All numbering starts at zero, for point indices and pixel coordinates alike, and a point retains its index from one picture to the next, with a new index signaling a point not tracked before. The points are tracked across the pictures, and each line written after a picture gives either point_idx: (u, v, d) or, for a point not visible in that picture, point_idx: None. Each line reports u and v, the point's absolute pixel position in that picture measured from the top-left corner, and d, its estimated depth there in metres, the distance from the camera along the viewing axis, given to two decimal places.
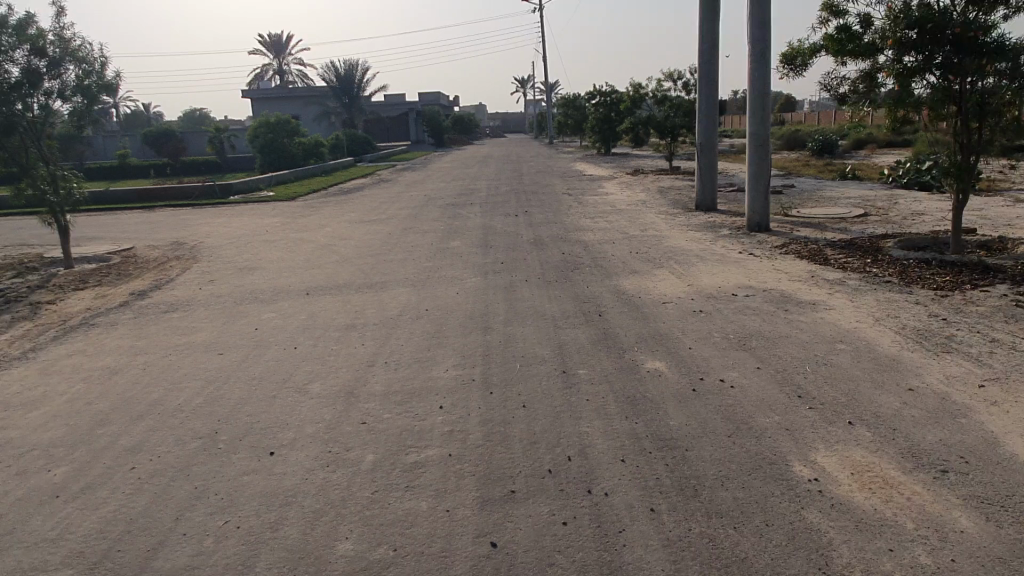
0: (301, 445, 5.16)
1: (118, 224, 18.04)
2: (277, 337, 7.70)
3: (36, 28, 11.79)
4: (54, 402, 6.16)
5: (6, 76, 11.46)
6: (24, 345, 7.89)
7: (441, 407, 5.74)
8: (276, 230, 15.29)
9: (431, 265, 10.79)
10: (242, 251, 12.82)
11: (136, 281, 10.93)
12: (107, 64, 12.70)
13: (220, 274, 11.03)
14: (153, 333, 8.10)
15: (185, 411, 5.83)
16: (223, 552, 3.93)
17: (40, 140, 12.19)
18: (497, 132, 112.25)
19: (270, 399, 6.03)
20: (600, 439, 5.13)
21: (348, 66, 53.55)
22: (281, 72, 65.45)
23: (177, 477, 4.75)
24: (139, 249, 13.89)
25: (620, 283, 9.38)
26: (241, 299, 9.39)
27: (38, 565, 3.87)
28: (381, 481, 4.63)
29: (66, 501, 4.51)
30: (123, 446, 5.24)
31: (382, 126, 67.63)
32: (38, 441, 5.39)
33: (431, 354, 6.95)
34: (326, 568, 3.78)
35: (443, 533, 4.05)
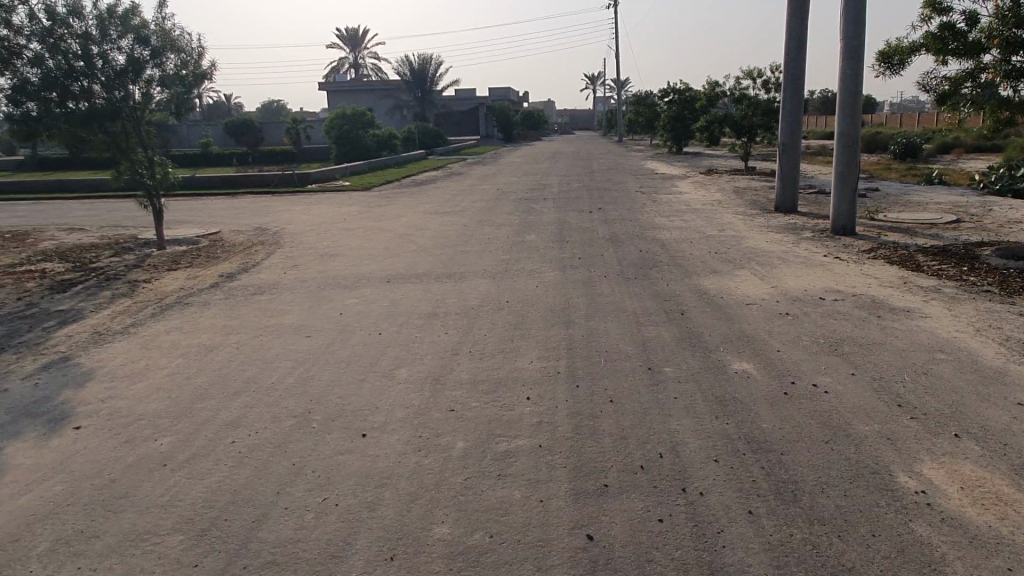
0: (393, 428, 5.24)
1: (204, 209, 18.76)
2: (362, 322, 7.87)
3: (140, 18, 12.27)
4: (154, 376, 6.42)
5: (112, 63, 12.00)
6: (125, 321, 8.28)
7: (528, 398, 5.74)
8: (353, 218, 15.59)
9: (509, 259, 10.80)
10: (323, 239, 13.13)
11: (225, 263, 11.33)
12: (202, 55, 13.28)
13: (304, 260, 11.32)
14: (245, 314, 8.39)
15: (278, 390, 6.02)
16: (324, 528, 4.02)
17: (140, 125, 12.83)
18: (564, 128, 112.27)
19: (359, 382, 6.15)
20: (691, 439, 5.03)
21: (421, 60, 54.10)
22: (356, 67, 66.57)
23: (276, 454, 4.89)
24: (225, 233, 14.37)
25: (701, 282, 9.22)
26: (323, 285, 9.59)
27: (151, 529, 4.03)
28: (472, 467, 4.67)
29: (173, 470, 4.69)
30: (224, 420, 5.44)
31: (451, 121, 68.35)
32: (145, 411, 5.64)
33: (515, 346, 6.97)
34: (425, 550, 3.82)
35: (539, 522, 4.05)
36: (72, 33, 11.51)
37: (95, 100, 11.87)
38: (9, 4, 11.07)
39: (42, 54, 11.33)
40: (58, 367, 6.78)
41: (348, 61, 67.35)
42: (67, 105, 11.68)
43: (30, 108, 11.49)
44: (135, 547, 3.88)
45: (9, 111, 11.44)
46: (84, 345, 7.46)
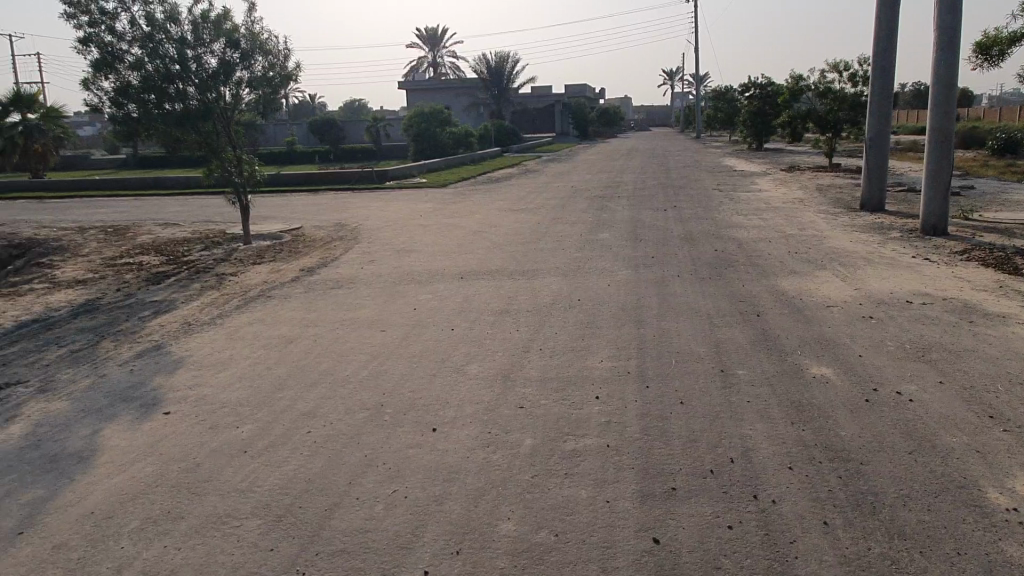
0: (462, 423, 5.32)
1: (288, 205, 19.46)
2: (435, 318, 8.00)
3: (232, 22, 12.78)
4: (237, 366, 6.72)
5: (205, 66, 12.57)
6: (213, 312, 8.68)
7: (597, 397, 5.72)
8: (429, 215, 15.85)
9: (581, 256, 10.77)
10: (399, 235, 13.41)
11: (306, 258, 11.72)
12: (288, 56, 13.71)
13: (380, 255, 11.59)
14: (324, 307, 8.67)
15: (354, 382, 6.20)
16: (393, 520, 4.11)
17: (230, 125, 13.40)
18: (640, 124, 110.85)
19: (430, 377, 6.26)
20: (765, 445, 4.90)
21: (498, 57, 54.33)
22: (434, 66, 67.52)
23: (349, 445, 5.04)
24: (307, 229, 14.86)
25: (779, 283, 8.95)
26: (398, 280, 9.80)
27: (231, 512, 4.23)
28: (540, 465, 4.69)
29: (252, 457, 4.91)
30: (301, 410, 5.64)
31: (527, 118, 68.50)
32: (228, 399, 5.91)
33: (585, 344, 6.95)
34: (491, 546, 3.86)
35: (604, 523, 4.03)
36: (169, 38, 12.10)
37: (189, 102, 12.46)
38: (112, 11, 11.73)
39: (141, 58, 11.97)
40: (151, 355, 7.18)
41: (426, 59, 68.37)
42: (164, 107, 12.32)
43: (131, 110, 12.19)
44: (216, 529, 4.07)
45: (111, 113, 12.17)
46: (175, 334, 7.87)
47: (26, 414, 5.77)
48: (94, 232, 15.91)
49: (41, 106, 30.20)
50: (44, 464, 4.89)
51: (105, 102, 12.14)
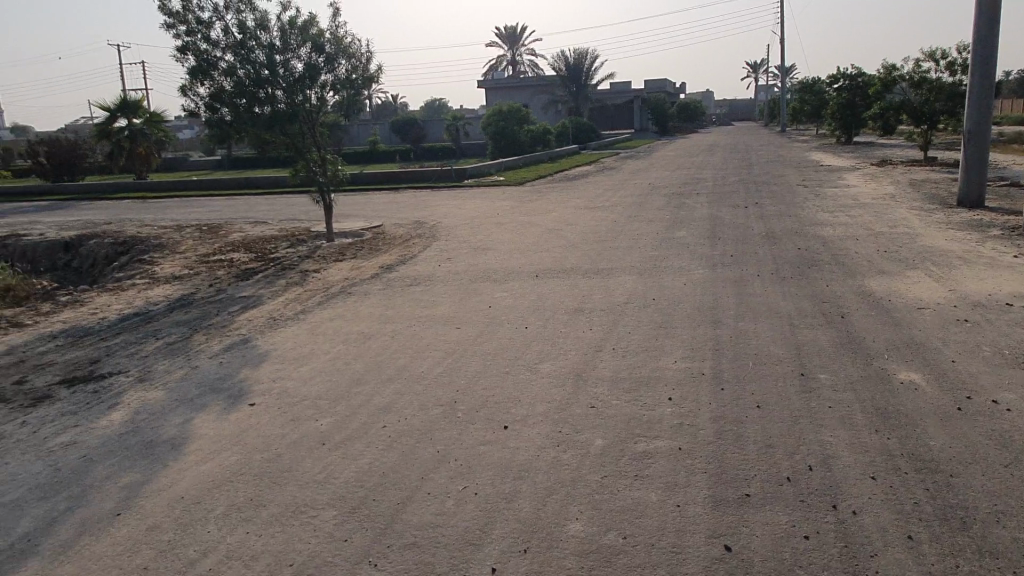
0: (533, 422, 5.34)
1: (369, 203, 19.98)
2: (509, 316, 8.06)
3: (317, 28, 13.20)
4: (318, 360, 6.96)
5: (293, 70, 13.04)
6: (297, 308, 9.02)
7: (670, 399, 5.63)
8: (505, 213, 15.96)
9: (658, 255, 10.61)
10: (475, 233, 13.56)
11: (386, 256, 12.01)
12: (371, 59, 14.06)
13: (457, 253, 11.76)
14: (401, 304, 8.86)
15: (428, 378, 6.32)
16: (463, 516, 4.17)
17: (315, 127, 13.87)
18: (722, 118, 108.10)
19: (503, 374, 6.32)
20: (846, 453, 4.71)
21: (577, 54, 54.00)
22: (513, 63, 67.78)
23: (422, 440, 5.15)
24: (387, 227, 15.23)
25: (865, 283, 8.58)
26: (473, 278, 9.92)
27: (309, 502, 4.39)
28: (610, 466, 4.66)
29: (330, 450, 5.07)
30: (377, 405, 5.80)
31: (606, 114, 67.88)
32: (309, 393, 6.14)
33: (659, 344, 6.86)
34: (558, 545, 3.87)
35: (674, 528, 3.97)
36: (259, 44, 12.61)
37: (277, 105, 12.96)
38: (208, 20, 12.33)
39: (234, 64, 12.53)
40: (239, 348, 7.52)
41: (506, 58, 68.74)
42: (254, 110, 12.86)
43: (224, 114, 12.78)
44: (295, 518, 4.23)
45: (206, 116, 12.80)
46: (262, 329, 8.21)
47: (126, 402, 6.14)
48: (190, 229, 16.78)
49: (145, 111, 32.03)
50: (140, 450, 5.20)
51: (201, 106, 12.78)
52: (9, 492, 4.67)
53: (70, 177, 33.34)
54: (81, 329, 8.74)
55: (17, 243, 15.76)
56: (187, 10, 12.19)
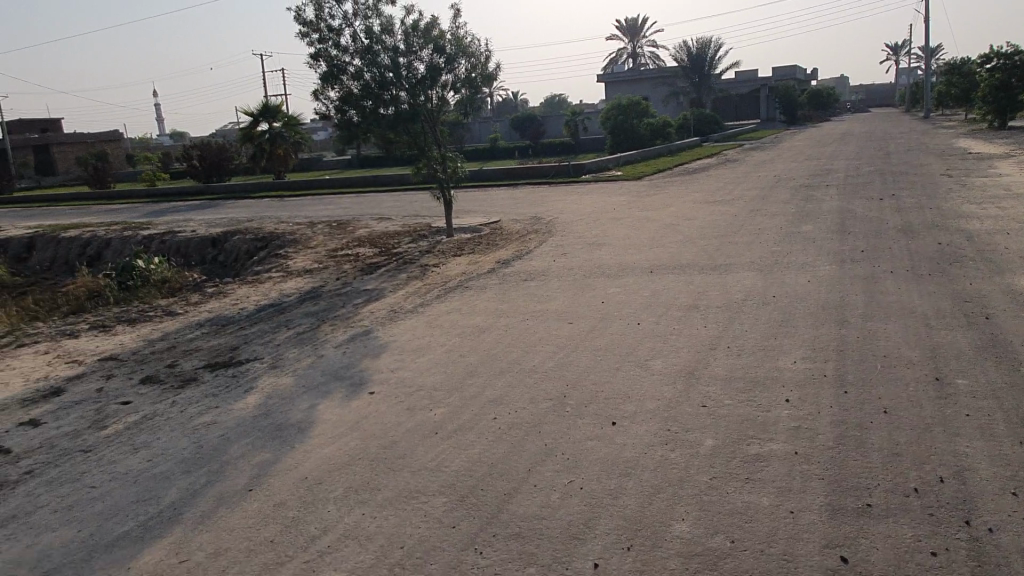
0: (642, 419, 5.29)
1: (488, 199, 20.35)
2: (621, 312, 7.99)
3: (439, 30, 13.56)
4: (434, 352, 7.20)
5: (415, 72, 13.50)
6: (417, 301, 9.37)
7: (788, 400, 5.41)
8: (622, 208, 15.79)
9: (781, 250, 10.17)
10: (591, 228, 13.52)
11: (503, 251, 12.21)
12: (490, 57, 14.29)
13: (572, 248, 11.78)
14: (515, 299, 9.01)
15: (539, 372, 6.40)
16: (568, 509, 4.21)
17: (435, 126, 14.29)
18: (859, 105, 101.55)
19: (613, 370, 6.29)
20: (984, 465, 4.35)
21: (700, 44, 52.37)
22: (633, 56, 66.77)
23: (531, 432, 5.22)
24: (504, 222, 15.47)
25: (1015, 281, 7.84)
26: (587, 273, 9.91)
27: (421, 488, 4.58)
28: (720, 467, 4.54)
29: (441, 439, 5.25)
30: (488, 397, 5.94)
31: (730, 105, 65.51)
32: (424, 383, 6.37)
33: (778, 343, 6.59)
34: (662, 545, 3.82)
35: (786, 535, 3.82)
36: (385, 48, 13.12)
37: (401, 106, 13.47)
38: (338, 28, 12.97)
39: (361, 68, 13.13)
40: (361, 339, 7.90)
41: (626, 50, 67.78)
42: (379, 111, 13.45)
43: (352, 115, 13.45)
44: (407, 502, 4.42)
45: (336, 119, 13.49)
46: (383, 320, 8.59)
47: (260, 387, 6.63)
48: (321, 225, 17.76)
49: (284, 114, 34.11)
50: (271, 432, 5.59)
51: (331, 109, 13.49)
52: (159, 465, 5.15)
53: (218, 178, 36.09)
54: (224, 318, 9.48)
55: (172, 239, 17.26)
56: (319, 18, 12.88)
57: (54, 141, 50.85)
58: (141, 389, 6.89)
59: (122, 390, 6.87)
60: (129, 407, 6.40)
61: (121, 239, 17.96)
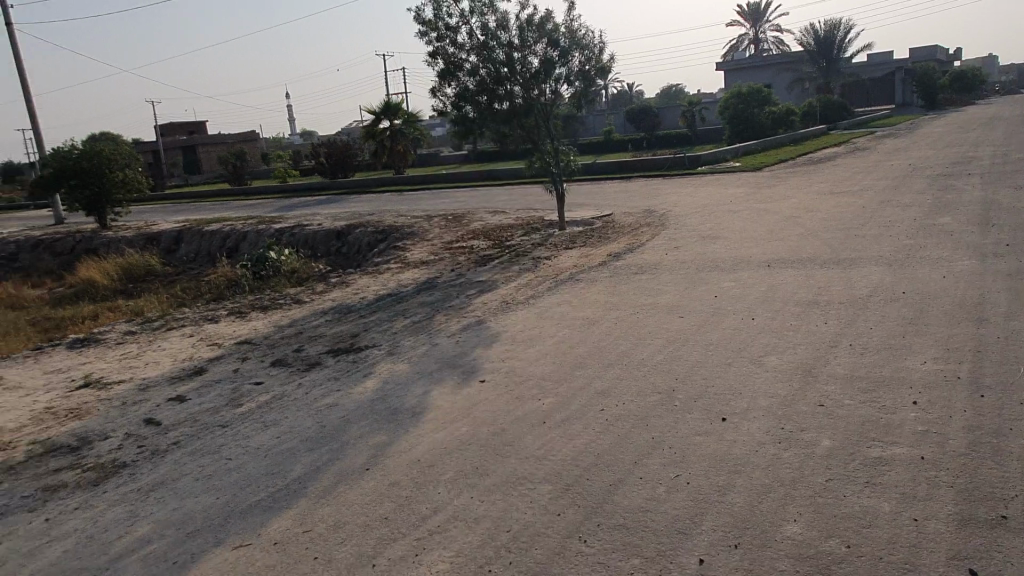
0: (754, 415, 5.15)
1: (601, 192, 20.23)
2: (735, 307, 7.78)
3: (553, 23, 13.60)
4: (544, 343, 7.29)
5: (529, 66, 13.62)
6: (528, 293, 9.49)
7: (914, 403, 5.10)
8: (740, 200, 15.26)
9: (913, 244, 9.52)
10: (707, 221, 13.17)
11: (614, 244, 12.13)
12: (604, 49, 14.20)
13: (686, 241, 11.54)
14: (626, 291, 8.95)
15: (648, 365, 6.35)
16: (673, 503, 4.18)
17: (549, 120, 14.38)
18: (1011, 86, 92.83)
19: (726, 365, 6.14)
20: None
21: (829, 26, 49.50)
22: (755, 42, 64.09)
23: (639, 425, 5.21)
24: (616, 215, 15.36)
25: None
26: (701, 267, 9.69)
27: (528, 475, 4.67)
28: (837, 469, 4.36)
29: (549, 428, 5.33)
30: (596, 388, 5.96)
31: (862, 90, 61.58)
32: (534, 373, 6.48)
33: (906, 342, 6.21)
34: (772, 546, 3.72)
35: (908, 543, 3.63)
36: (500, 43, 13.31)
37: (515, 101, 13.66)
38: (455, 26, 13.28)
39: (477, 65, 13.39)
40: (474, 329, 8.12)
41: (748, 37, 65.13)
42: (494, 107, 13.69)
43: (468, 111, 13.74)
44: (514, 488, 4.53)
45: (452, 115, 13.85)
46: (495, 311, 8.78)
47: (379, 372, 6.96)
48: (438, 219, 18.28)
49: (403, 112, 35.27)
50: (389, 415, 5.88)
51: (448, 105, 13.84)
52: (287, 441, 5.54)
53: (343, 174, 37.85)
54: (346, 307, 10.00)
55: (301, 232, 18.31)
56: (437, 18, 13.24)
57: (199, 142, 55.49)
58: (272, 371, 7.40)
59: (255, 371, 7.41)
60: (261, 387, 6.90)
61: (256, 232, 19.25)
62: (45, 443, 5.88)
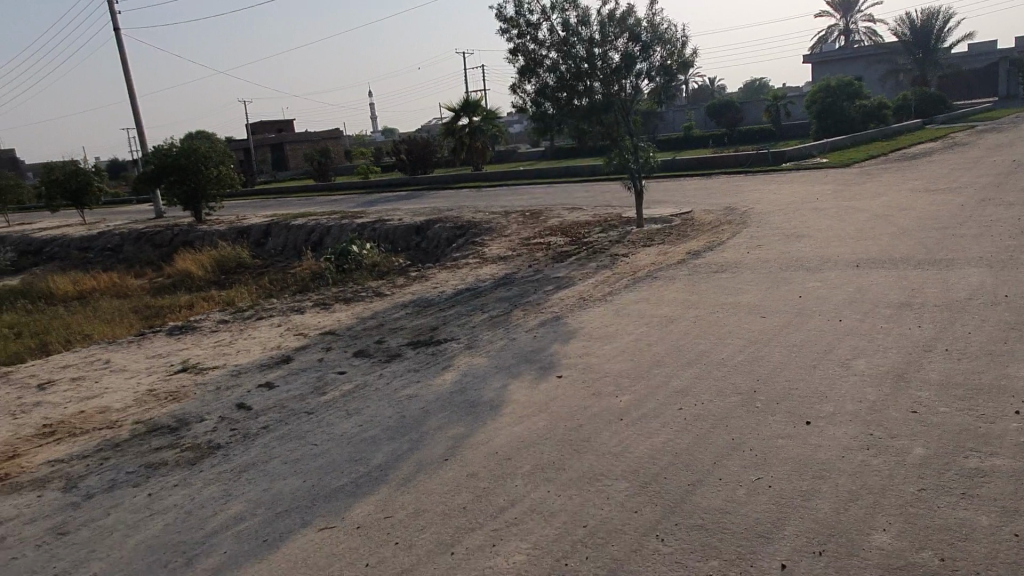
0: (840, 420, 4.99)
1: (681, 190, 19.89)
2: (821, 307, 7.53)
3: (635, 18, 13.45)
4: (621, 340, 7.25)
5: (610, 62, 13.50)
6: (605, 290, 9.45)
7: (1016, 412, 4.82)
8: (828, 198, 14.71)
9: (1017, 245, 8.96)
10: (792, 219, 12.76)
11: (694, 241, 11.91)
12: (686, 43, 13.95)
13: (770, 240, 11.22)
14: (706, 290, 8.80)
15: (728, 365, 6.24)
16: (754, 506, 4.10)
17: (628, 116, 14.24)
18: None
19: (810, 368, 5.96)
20: None
21: (926, 15, 47.01)
22: (846, 33, 61.55)
23: (718, 426, 5.12)
24: (697, 213, 15.07)
25: None
26: (784, 266, 9.41)
27: (604, 471, 4.67)
28: (930, 479, 4.17)
29: (626, 425, 5.31)
30: (674, 387, 5.89)
31: (962, 82, 58.22)
32: (611, 370, 6.46)
33: (1008, 349, 5.86)
34: (859, 554, 3.61)
35: (1008, 560, 3.44)
36: (581, 39, 13.26)
37: (594, 97, 13.60)
38: (536, 23, 13.33)
39: (557, 61, 13.38)
40: (551, 325, 8.15)
41: (838, 28, 62.59)
42: (574, 103, 13.67)
43: (547, 108, 13.75)
44: (591, 484, 4.54)
45: (532, 112, 13.91)
46: (572, 307, 8.78)
47: (457, 365, 7.09)
48: (515, 215, 18.39)
49: (482, 109, 35.59)
50: (467, 407, 5.98)
51: (527, 101, 13.89)
52: (370, 430, 5.71)
53: (423, 171, 38.51)
54: (425, 300, 10.20)
55: (382, 227, 18.77)
56: (518, 15, 13.32)
57: (286, 140, 57.60)
58: (355, 361, 7.64)
59: (339, 361, 7.67)
60: (345, 377, 7.13)
61: (339, 227, 19.85)
62: (147, 423, 6.26)
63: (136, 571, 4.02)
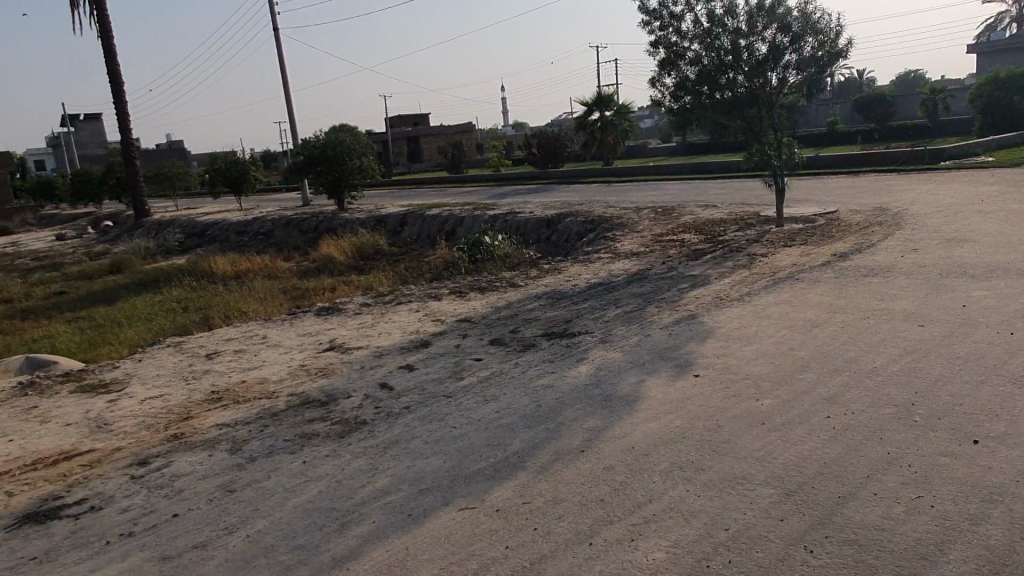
0: (1014, 442, 4.57)
1: (826, 188, 18.87)
2: (988, 318, 6.92)
3: (786, 7, 12.81)
4: (762, 343, 7.00)
5: (756, 53, 12.95)
6: (743, 290, 9.15)
7: None
8: (995, 200, 13.47)
9: None
10: (953, 222, 11.81)
11: (840, 243, 11.28)
12: (841, 33, 13.15)
13: (927, 243, 10.44)
14: (856, 294, 8.31)
15: (881, 375, 5.87)
16: (913, 526, 3.84)
17: (773, 109, 13.67)
18: None
19: (977, 383, 5.51)
20: None
21: None
22: (1019, 20, 56.08)
23: (871, 438, 4.84)
24: (842, 213, 14.25)
25: None
26: (945, 272, 8.73)
27: (746, 475, 4.53)
28: None
29: (769, 430, 5.12)
30: (821, 394, 5.62)
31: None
32: (751, 372, 6.25)
33: None
34: None
35: None
36: (726, 30, 12.81)
37: (737, 90, 13.18)
38: (680, 14, 13.04)
39: (699, 53, 13.04)
40: (686, 323, 7.99)
41: (1010, 13, 57.09)
42: (715, 96, 13.32)
43: (687, 101, 13.49)
44: (732, 487, 4.42)
45: (671, 105, 13.70)
46: (708, 306, 8.56)
47: (591, 358, 7.09)
48: (647, 211, 18.12)
49: (615, 103, 35.29)
50: (602, 401, 5.97)
51: (666, 95, 13.67)
52: (506, 417, 5.83)
53: (552, 165, 38.74)
54: (557, 293, 10.27)
55: (513, 220, 19.06)
56: (662, 6, 13.10)
57: (422, 133, 59.67)
58: (490, 349, 7.82)
59: (475, 348, 7.87)
60: (480, 364, 7.31)
61: (471, 218, 20.34)
62: (300, 396, 6.70)
63: (295, 531, 4.33)
